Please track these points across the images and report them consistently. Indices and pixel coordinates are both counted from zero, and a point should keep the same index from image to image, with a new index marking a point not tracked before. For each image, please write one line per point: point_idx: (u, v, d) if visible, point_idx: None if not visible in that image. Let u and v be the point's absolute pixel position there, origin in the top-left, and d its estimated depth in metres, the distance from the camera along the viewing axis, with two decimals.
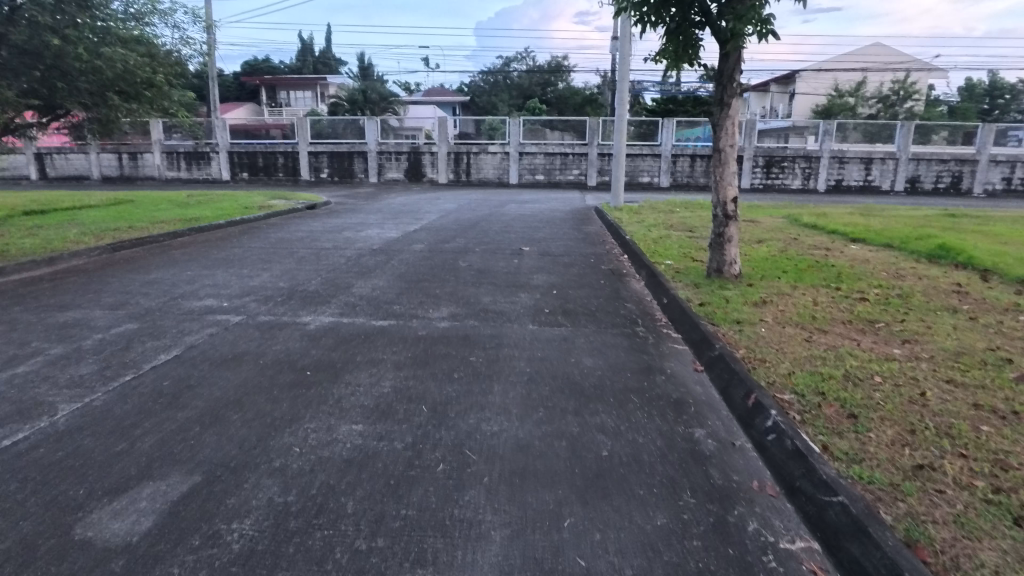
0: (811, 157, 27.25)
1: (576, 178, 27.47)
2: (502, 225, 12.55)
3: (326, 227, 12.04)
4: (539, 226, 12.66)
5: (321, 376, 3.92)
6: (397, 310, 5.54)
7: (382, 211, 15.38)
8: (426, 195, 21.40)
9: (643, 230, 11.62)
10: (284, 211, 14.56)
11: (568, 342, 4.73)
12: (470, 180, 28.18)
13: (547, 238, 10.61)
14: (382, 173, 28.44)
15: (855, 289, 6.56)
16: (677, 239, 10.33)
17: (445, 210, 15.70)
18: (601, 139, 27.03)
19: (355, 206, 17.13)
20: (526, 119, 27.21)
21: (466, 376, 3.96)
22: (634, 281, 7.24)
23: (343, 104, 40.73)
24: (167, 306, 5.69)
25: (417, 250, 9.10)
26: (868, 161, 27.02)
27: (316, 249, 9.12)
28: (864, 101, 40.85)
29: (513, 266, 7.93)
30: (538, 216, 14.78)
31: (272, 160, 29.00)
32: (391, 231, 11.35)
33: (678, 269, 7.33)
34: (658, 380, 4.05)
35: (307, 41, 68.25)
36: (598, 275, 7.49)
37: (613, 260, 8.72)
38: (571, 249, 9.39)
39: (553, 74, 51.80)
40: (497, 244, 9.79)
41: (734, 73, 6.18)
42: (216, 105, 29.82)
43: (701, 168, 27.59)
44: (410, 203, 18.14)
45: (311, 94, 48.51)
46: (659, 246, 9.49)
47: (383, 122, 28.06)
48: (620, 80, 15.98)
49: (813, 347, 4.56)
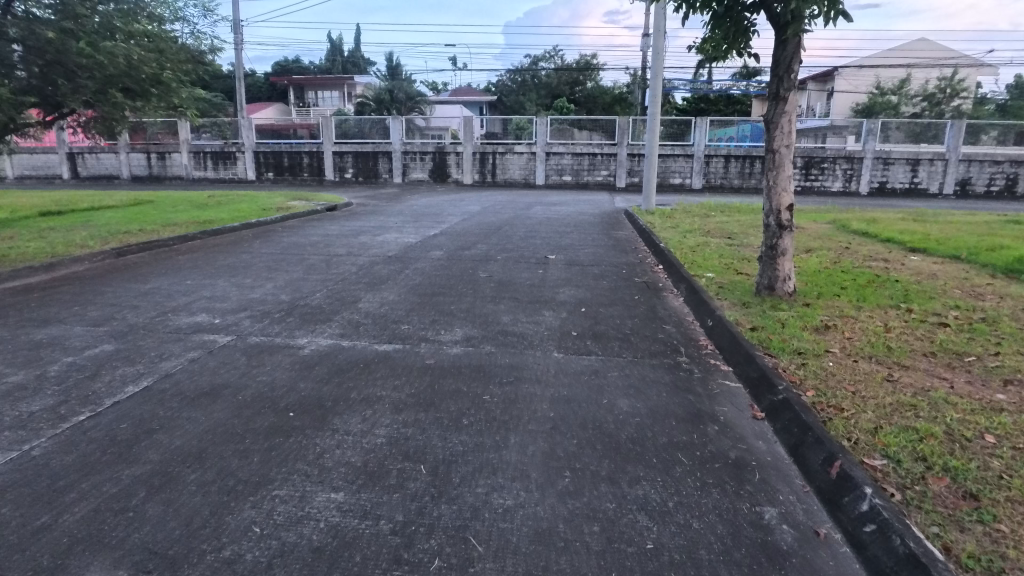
0: (853, 158, 25.90)
1: (604, 179, 26.66)
2: (527, 230, 11.87)
3: (343, 230, 11.54)
4: (566, 231, 11.95)
5: (305, 421, 3.29)
6: (405, 332, 4.90)
7: (403, 213, 14.88)
8: (450, 197, 20.88)
9: (678, 236, 10.82)
10: (303, 214, 14.15)
11: (599, 377, 4.03)
12: (496, 181, 27.57)
13: (575, 245, 9.88)
14: (407, 173, 28.03)
15: (931, 311, 5.70)
16: (716, 247, 9.51)
17: (468, 213, 15.11)
18: (630, 139, 26.16)
19: (376, 207, 16.66)
20: (553, 119, 26.48)
21: (477, 423, 3.29)
22: (671, 297, 6.49)
23: (369, 104, 40.55)
24: (154, 322, 5.17)
25: (435, 258, 8.49)
26: (915, 162, 25.55)
27: (329, 256, 8.59)
28: (908, 100, 38.96)
29: (537, 277, 7.24)
30: (565, 219, 14.07)
31: (297, 160, 28.87)
32: (410, 235, 10.79)
33: (721, 284, 6.55)
34: (710, 431, 3.34)
35: (336, 41, 68.62)
36: (631, 289, 6.76)
37: (647, 270, 7.97)
38: (601, 258, 8.67)
39: (582, 73, 50.81)
40: (521, 251, 9.12)
41: (792, 63, 5.38)
42: (242, 105, 29.81)
43: (735, 169, 26.48)
44: (433, 204, 17.59)
45: (339, 94, 48.54)
46: (697, 255, 8.70)
47: (408, 122, 27.64)
48: (654, 76, 15.16)
49: (897, 390, 3.79)
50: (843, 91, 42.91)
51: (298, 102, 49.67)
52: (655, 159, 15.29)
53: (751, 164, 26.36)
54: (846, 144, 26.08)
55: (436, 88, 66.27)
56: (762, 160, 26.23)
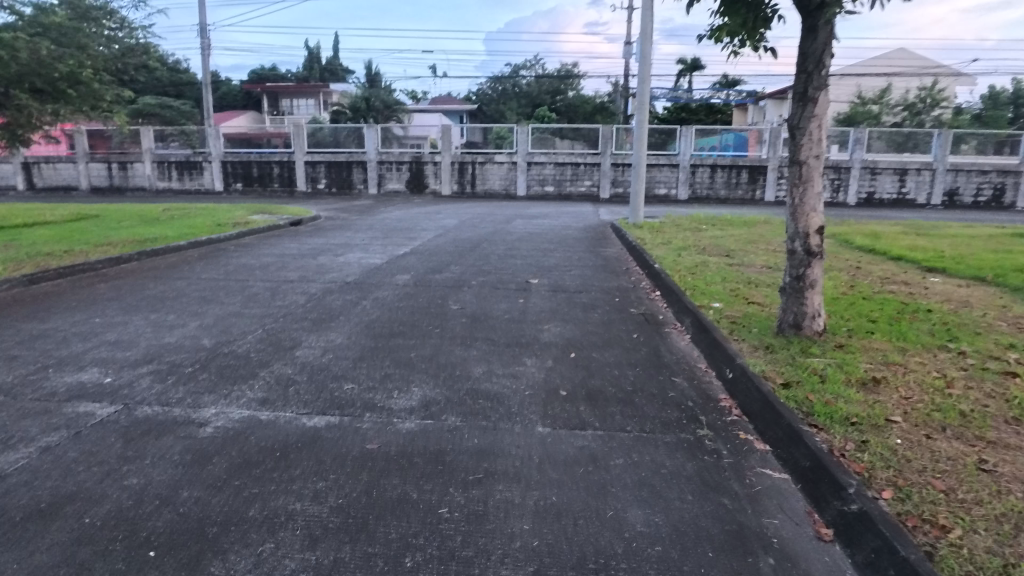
0: (840, 168, 25.29)
1: (588, 189, 25.81)
2: (507, 248, 10.84)
3: (302, 249, 10.40)
4: (548, 248, 10.95)
5: (170, 570, 2.23)
6: (346, 397, 3.82)
7: (373, 228, 13.77)
8: (426, 209, 19.82)
9: (672, 253, 9.88)
10: (263, 229, 12.99)
11: (598, 467, 3.00)
12: (475, 191, 26.55)
13: (560, 266, 8.87)
14: (382, 184, 26.91)
15: (987, 353, 4.77)
16: (716, 267, 8.57)
17: (444, 227, 14.06)
18: (614, 148, 25.37)
19: (346, 221, 15.55)
20: (535, 127, 25.60)
21: (425, 566, 2.26)
22: (675, 334, 5.51)
23: (345, 113, 39.35)
24: (23, 384, 4.03)
25: (400, 284, 7.42)
26: (902, 172, 25.08)
27: (278, 283, 7.48)
28: (889, 109, 38.85)
29: (518, 309, 6.20)
30: (547, 235, 13.06)
31: (268, 171, 27.58)
32: (376, 255, 9.70)
33: (734, 319, 5.57)
34: (765, 568, 2.32)
35: (314, 50, 67.37)
36: (627, 324, 5.77)
37: (642, 297, 7.00)
38: (590, 283, 7.65)
39: (563, 82, 50.18)
40: (499, 275, 8.09)
41: (823, 57, 4.46)
42: (209, 112, 28.48)
43: (722, 179, 25.79)
44: (407, 218, 16.49)
45: (314, 102, 47.26)
46: (696, 278, 7.76)
47: (383, 131, 26.52)
48: (640, 82, 14.29)
49: (1001, 484, 2.82)
50: None
51: (272, 110, 48.25)
52: (643, 170, 14.40)
53: (737, 174, 25.68)
54: (831, 153, 25.58)
55: (416, 97, 65.27)
56: (749, 170, 25.56)
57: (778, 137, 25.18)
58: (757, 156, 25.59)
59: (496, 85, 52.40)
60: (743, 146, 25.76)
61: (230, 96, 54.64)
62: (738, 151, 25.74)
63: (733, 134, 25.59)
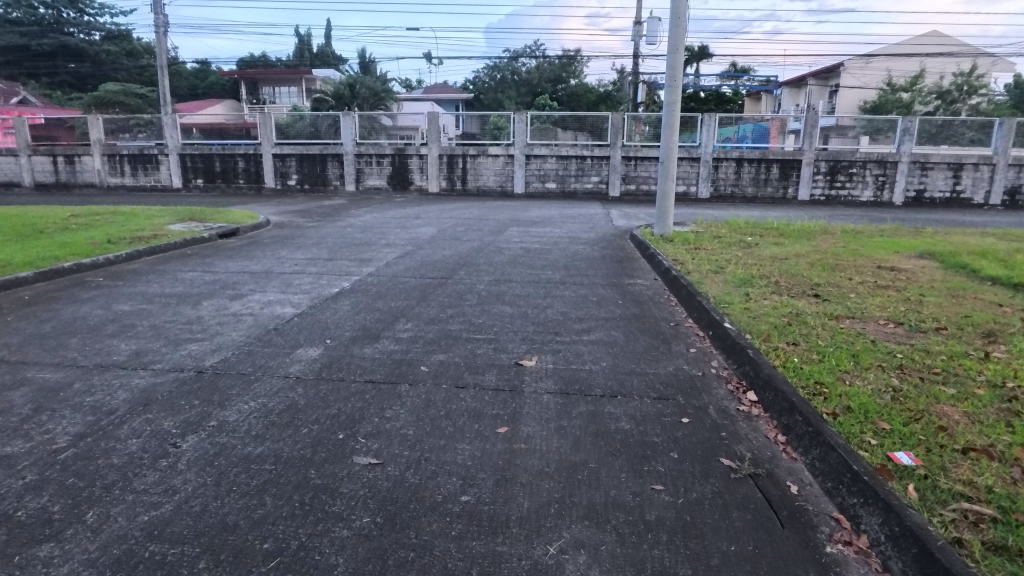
0: (886, 162, 21.83)
1: (595, 186, 22.55)
2: (491, 277, 7.62)
3: (194, 285, 7.18)
4: (554, 277, 7.70)
5: None
6: None
7: (323, 242, 10.61)
8: (403, 211, 16.63)
9: (731, 290, 6.77)
10: (173, 246, 9.81)
11: None
12: (466, 189, 23.27)
13: (572, 323, 5.61)
14: (361, 180, 23.66)
15: None
16: (823, 327, 5.40)
17: (411, 240, 10.84)
18: (625, 140, 22.06)
19: (296, 231, 12.33)
20: (534, 115, 22.29)
21: None
22: (862, 572, 2.34)
23: (327, 101, 35.90)
24: None
25: (291, 376, 4.18)
26: (957, 167, 21.64)
27: (79, 371, 4.27)
28: (921, 98, 35.71)
29: (495, 465, 3.00)
30: (549, 252, 9.82)
31: (232, 165, 24.36)
32: (294, 297, 6.49)
33: (994, 537, 2.37)
34: None
35: (305, 38, 64.35)
36: (733, 525, 2.58)
37: (726, 408, 3.81)
38: (626, 368, 4.44)
39: (565, 69, 46.90)
40: (472, 348, 4.85)
41: None
42: (167, 98, 25.16)
43: (748, 175, 22.50)
44: (375, 225, 13.26)
45: (297, 89, 44.00)
46: (805, 355, 4.57)
47: (361, 118, 23.19)
48: (671, 51, 10.89)
49: None
50: (850, 88, 39.14)
51: (251, 99, 44.97)
52: (675, 167, 11.18)
53: (767, 169, 22.39)
54: (861, 146, 22.06)
55: (410, 85, 61.99)
56: (780, 164, 22.29)
57: (816, 126, 21.72)
58: (780, 148, 22.34)
59: (494, 73, 49.14)
60: (764, 138, 22.43)
61: (216, 86, 51.78)
62: (758, 143, 22.41)
63: (751, 124, 22.19)
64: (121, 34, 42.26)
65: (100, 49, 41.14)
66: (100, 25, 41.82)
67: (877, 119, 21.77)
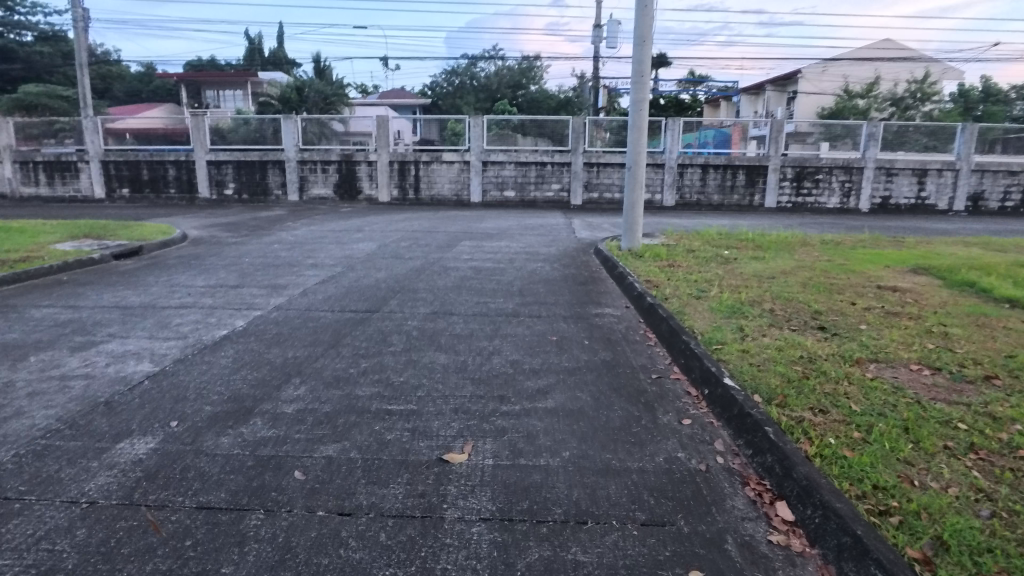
0: (852, 168, 21.30)
1: (556, 194, 21.36)
2: (429, 308, 6.19)
3: (38, 328, 5.52)
4: (506, 307, 6.32)
5: None
6: None
7: (237, 264, 9.00)
8: (346, 223, 15.05)
9: (721, 325, 5.52)
10: (43, 271, 8.01)
11: None
12: (419, 198, 21.76)
13: (525, 380, 4.21)
14: (305, 189, 21.90)
15: None
16: (849, 379, 4.17)
17: (342, 259, 9.31)
18: (586, 145, 20.96)
19: (212, 249, 10.64)
20: (491, 119, 20.99)
21: None
22: None
23: (273, 105, 33.86)
24: None
25: (81, 503, 2.68)
26: (922, 173, 21.26)
27: None
28: (877, 104, 35.97)
29: None
30: (502, 273, 8.45)
31: (161, 172, 22.23)
32: (159, 345, 4.91)
33: None
34: None
35: (257, 42, 61.93)
36: None
37: (755, 541, 2.49)
38: (599, 461, 3.09)
39: (525, 74, 46.00)
40: (378, 430, 3.40)
41: None
42: (87, 100, 22.87)
43: (714, 181, 21.67)
44: (307, 241, 11.66)
45: (243, 93, 41.74)
46: (842, 434, 3.31)
47: (303, 122, 21.48)
48: (638, 43, 9.66)
49: None
50: (809, 94, 39.24)
51: (192, 103, 42.39)
52: (645, 173, 10.00)
53: (732, 176, 21.60)
54: (822, 152, 21.57)
55: (366, 90, 60.14)
56: (746, 170, 21.53)
57: (782, 131, 21.14)
58: (742, 154, 21.60)
59: (453, 78, 47.79)
60: (726, 143, 21.68)
61: (162, 91, 49.12)
62: (720, 149, 21.64)
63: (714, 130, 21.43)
64: (56, 35, 39.38)
65: (32, 50, 37.97)
66: (31, 24, 38.43)
67: (836, 125, 21.34)
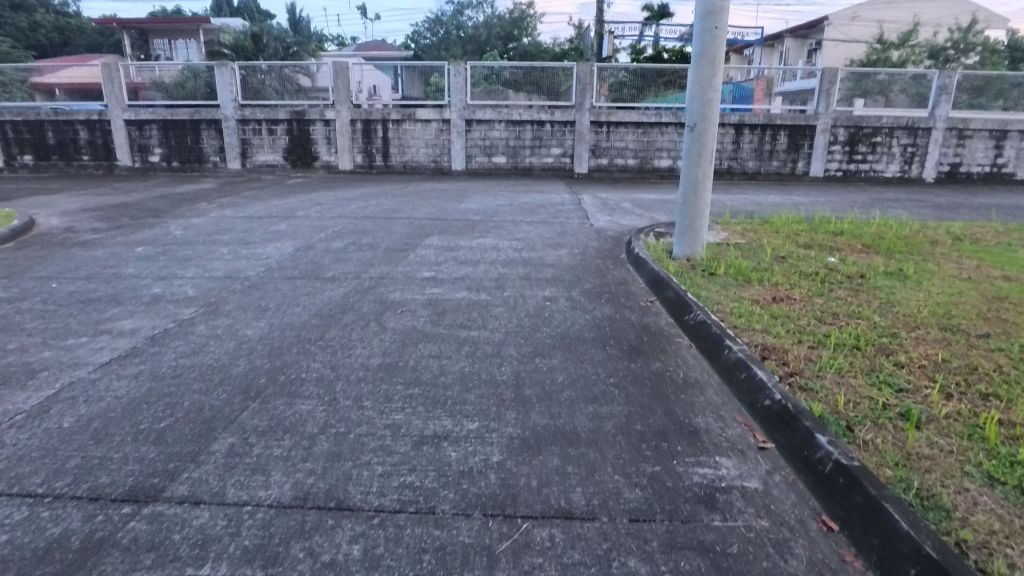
0: (917, 129, 17.42)
1: (557, 160, 17.42)
2: (283, 494, 2.42)
3: None
4: (486, 476, 2.57)
5: None
6: None
7: (25, 297, 5.20)
8: (278, 204, 11.11)
9: None
10: None
11: None
12: (389, 166, 17.75)
13: None
14: (248, 155, 17.82)
15: None
16: None
17: (213, 285, 5.50)
18: (593, 100, 16.90)
19: (32, 258, 6.78)
20: (476, 67, 16.83)
21: None
22: None
23: (225, 55, 29.14)
24: None
25: None
26: (1002, 135, 17.40)
27: None
28: (915, 56, 31.72)
29: None
30: (485, 320, 4.67)
31: (70, 135, 17.95)
32: None
33: None
34: None
35: None
36: None
37: None
38: None
39: (517, 25, 41.30)
40: None
41: None
42: None
43: (750, 144, 17.71)
44: (197, 240, 7.78)
45: (195, 43, 37.07)
46: None
47: (242, 71, 17.36)
48: None
49: None
50: (835, 43, 34.86)
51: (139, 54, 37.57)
52: (716, 133, 6.20)
53: (772, 138, 17.68)
54: (856, 110, 17.55)
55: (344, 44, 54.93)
56: (788, 131, 17.59)
57: (834, 83, 17.21)
58: (767, 110, 17.75)
59: (436, 29, 42.96)
60: (746, 99, 17.95)
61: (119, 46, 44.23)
62: (739, 106, 17.88)
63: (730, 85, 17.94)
64: None
65: None
66: None
67: (867, 78, 17.44)
